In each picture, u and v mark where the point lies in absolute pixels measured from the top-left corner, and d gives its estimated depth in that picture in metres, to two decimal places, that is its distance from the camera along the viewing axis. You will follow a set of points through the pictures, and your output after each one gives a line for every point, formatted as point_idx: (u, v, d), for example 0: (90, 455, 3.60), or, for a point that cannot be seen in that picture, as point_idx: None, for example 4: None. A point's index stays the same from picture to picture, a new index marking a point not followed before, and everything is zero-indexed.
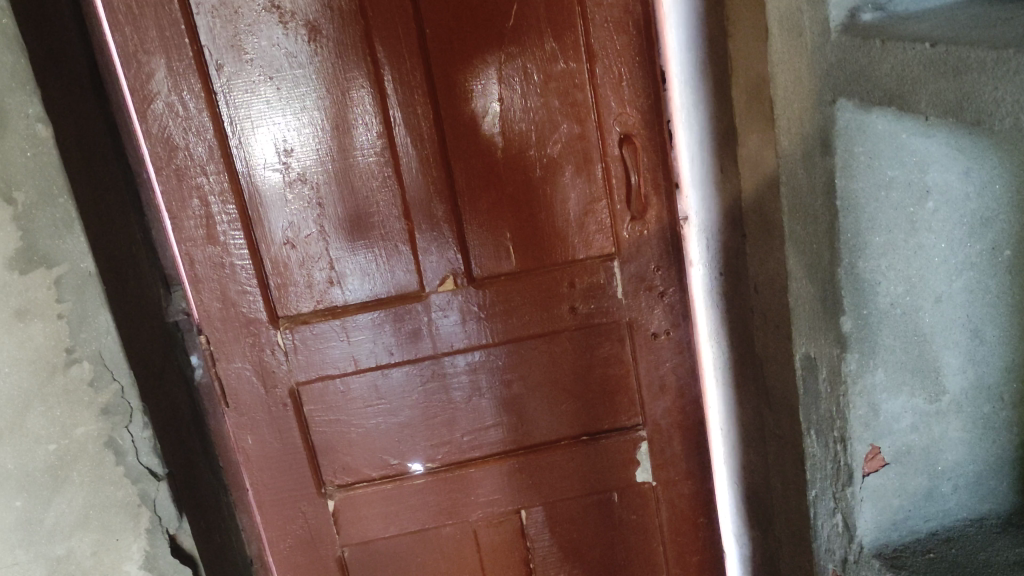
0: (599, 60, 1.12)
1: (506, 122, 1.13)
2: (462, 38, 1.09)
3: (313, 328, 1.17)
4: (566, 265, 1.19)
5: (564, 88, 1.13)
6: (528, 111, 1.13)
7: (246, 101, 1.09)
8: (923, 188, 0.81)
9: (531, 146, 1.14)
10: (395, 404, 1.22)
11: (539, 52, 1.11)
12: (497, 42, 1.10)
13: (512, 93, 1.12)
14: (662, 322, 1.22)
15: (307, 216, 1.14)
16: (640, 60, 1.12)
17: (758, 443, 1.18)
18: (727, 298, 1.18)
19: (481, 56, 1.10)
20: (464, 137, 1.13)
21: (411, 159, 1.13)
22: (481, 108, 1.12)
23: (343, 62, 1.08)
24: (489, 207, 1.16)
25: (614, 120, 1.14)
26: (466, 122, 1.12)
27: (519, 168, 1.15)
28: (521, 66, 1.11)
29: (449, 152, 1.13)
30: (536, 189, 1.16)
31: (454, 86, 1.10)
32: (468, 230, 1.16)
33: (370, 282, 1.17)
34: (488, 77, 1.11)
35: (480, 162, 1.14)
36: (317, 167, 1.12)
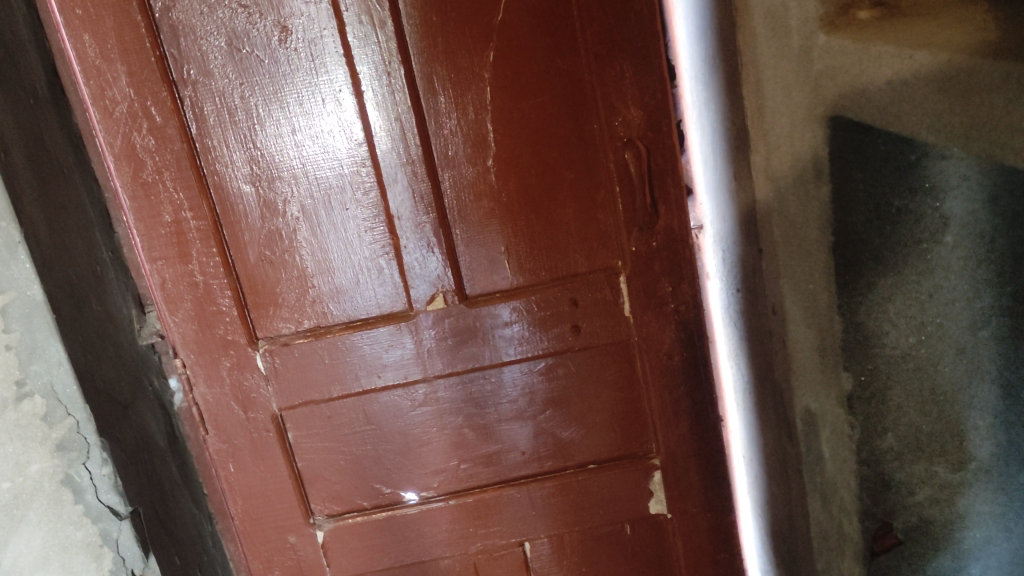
0: (600, 55, 1.01)
1: (498, 127, 1.03)
2: (447, 34, 0.99)
3: (296, 350, 1.09)
4: (568, 281, 1.09)
5: (562, 86, 1.02)
6: (522, 114, 1.03)
7: (214, 108, 1.01)
8: (936, 221, 0.75)
9: (525, 151, 1.04)
10: (385, 431, 1.13)
11: (531, 49, 1.01)
12: (486, 38, 1.00)
13: (502, 93, 1.02)
14: (675, 341, 1.12)
15: (284, 231, 1.06)
16: (644, 54, 1.01)
17: (780, 478, 1.06)
18: (745, 316, 1.07)
19: (467, 55, 1.00)
20: (452, 142, 1.03)
21: (394, 166, 1.04)
22: (470, 112, 1.02)
23: (318, 66, 0.99)
24: (483, 218, 1.07)
25: (617, 121, 1.04)
26: (454, 127, 1.03)
27: (513, 176, 1.05)
28: (513, 64, 1.01)
29: (437, 161, 1.04)
30: (533, 199, 1.06)
31: (438, 88, 1.01)
32: (462, 244, 1.08)
33: (354, 301, 1.09)
34: (476, 77, 1.01)
35: (471, 170, 1.05)
36: (293, 178, 1.04)
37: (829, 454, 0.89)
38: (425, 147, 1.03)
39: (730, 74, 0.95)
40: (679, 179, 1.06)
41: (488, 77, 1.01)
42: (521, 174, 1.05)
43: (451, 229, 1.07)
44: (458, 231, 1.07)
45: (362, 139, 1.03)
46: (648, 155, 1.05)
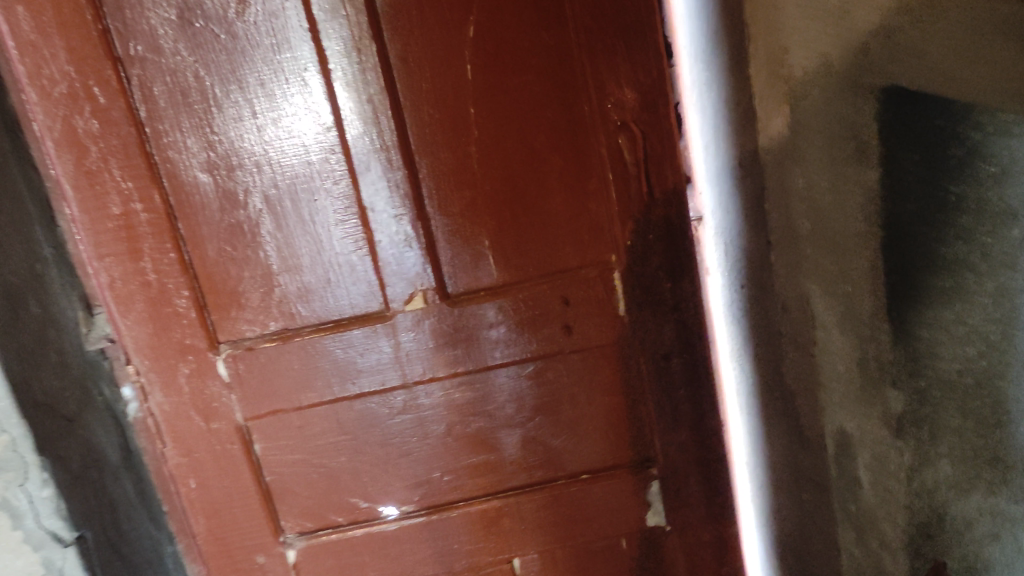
0: (591, 28, 0.92)
1: (480, 109, 0.94)
2: (422, 7, 0.90)
3: (261, 355, 1.00)
4: (558, 277, 1.00)
5: (549, 64, 0.93)
6: (506, 95, 0.94)
7: (166, 89, 0.91)
8: (1001, 211, 0.77)
9: (510, 136, 0.95)
10: (360, 441, 1.04)
11: (515, 23, 0.91)
12: (466, 11, 0.91)
13: (484, 71, 0.93)
14: (674, 341, 1.03)
15: (246, 224, 0.96)
16: (639, 28, 0.92)
17: (814, 487, 0.98)
18: (750, 313, 0.99)
19: (445, 30, 0.91)
20: (429, 126, 0.94)
21: (366, 152, 0.94)
22: (449, 92, 0.93)
23: (281, 41, 0.90)
24: (465, 209, 0.97)
25: (610, 102, 0.95)
26: (432, 110, 0.93)
27: (497, 163, 0.96)
28: (495, 39, 0.92)
29: (415, 147, 0.95)
30: (519, 188, 0.97)
31: (413, 67, 0.92)
32: (443, 239, 0.98)
33: (325, 300, 0.99)
34: (456, 55, 0.92)
35: (451, 157, 0.95)
36: (254, 166, 0.94)
37: (867, 482, 0.89)
38: (400, 131, 0.94)
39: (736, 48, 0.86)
40: (678, 165, 0.98)
41: (468, 55, 0.92)
42: (506, 160, 0.96)
43: (430, 221, 0.98)
44: (437, 224, 0.98)
45: (330, 123, 0.93)
46: (645, 139, 0.96)
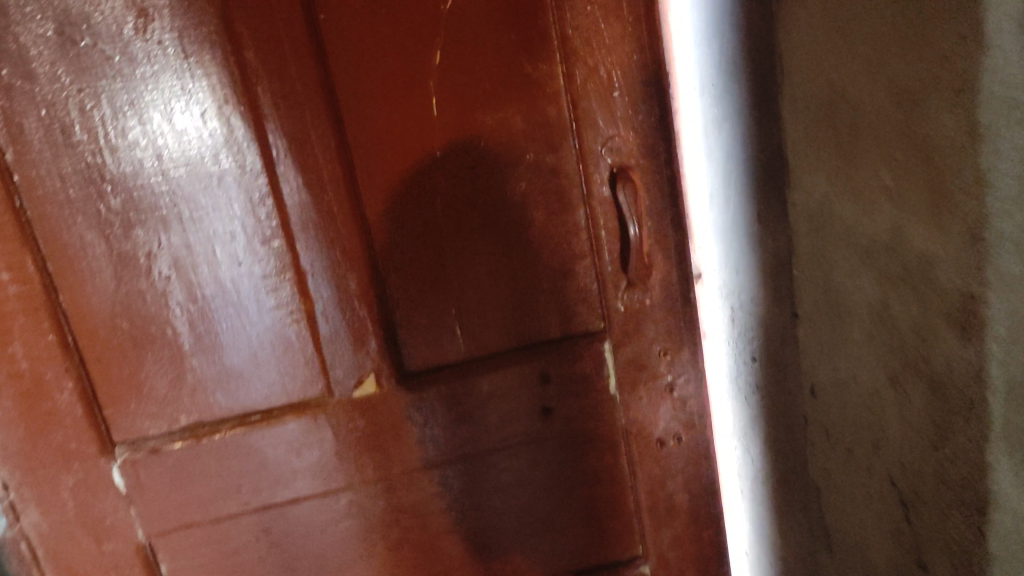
0: (580, 56, 0.76)
1: (448, 156, 0.77)
2: (374, 27, 0.72)
3: (168, 457, 0.80)
4: (538, 353, 0.84)
5: (531, 98, 0.76)
6: (479, 139, 0.77)
7: (41, 126, 0.70)
8: None
9: (482, 184, 0.78)
10: (295, 555, 0.85)
11: (490, 52, 0.75)
12: (428, 33, 0.73)
13: (451, 105, 0.75)
14: (669, 422, 0.88)
15: (149, 296, 0.76)
16: (640, 60, 0.77)
17: None
18: (763, 391, 0.85)
19: (405, 60, 0.73)
20: (383, 172, 0.76)
21: (304, 205, 0.75)
22: (407, 136, 0.75)
23: (194, 67, 0.70)
24: (427, 272, 0.80)
25: (602, 143, 0.78)
26: (388, 157, 0.76)
27: (466, 216, 0.79)
28: (466, 71, 0.75)
29: (365, 203, 0.77)
30: (492, 249, 0.80)
31: (364, 104, 0.74)
32: (399, 309, 0.80)
33: (251, 387, 0.80)
34: (416, 86, 0.74)
35: (411, 209, 0.78)
36: (159, 224, 0.74)
37: None
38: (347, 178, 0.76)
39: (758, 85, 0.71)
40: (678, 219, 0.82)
41: (431, 85, 0.75)
42: (476, 213, 0.79)
43: (383, 287, 0.80)
44: (391, 290, 0.80)
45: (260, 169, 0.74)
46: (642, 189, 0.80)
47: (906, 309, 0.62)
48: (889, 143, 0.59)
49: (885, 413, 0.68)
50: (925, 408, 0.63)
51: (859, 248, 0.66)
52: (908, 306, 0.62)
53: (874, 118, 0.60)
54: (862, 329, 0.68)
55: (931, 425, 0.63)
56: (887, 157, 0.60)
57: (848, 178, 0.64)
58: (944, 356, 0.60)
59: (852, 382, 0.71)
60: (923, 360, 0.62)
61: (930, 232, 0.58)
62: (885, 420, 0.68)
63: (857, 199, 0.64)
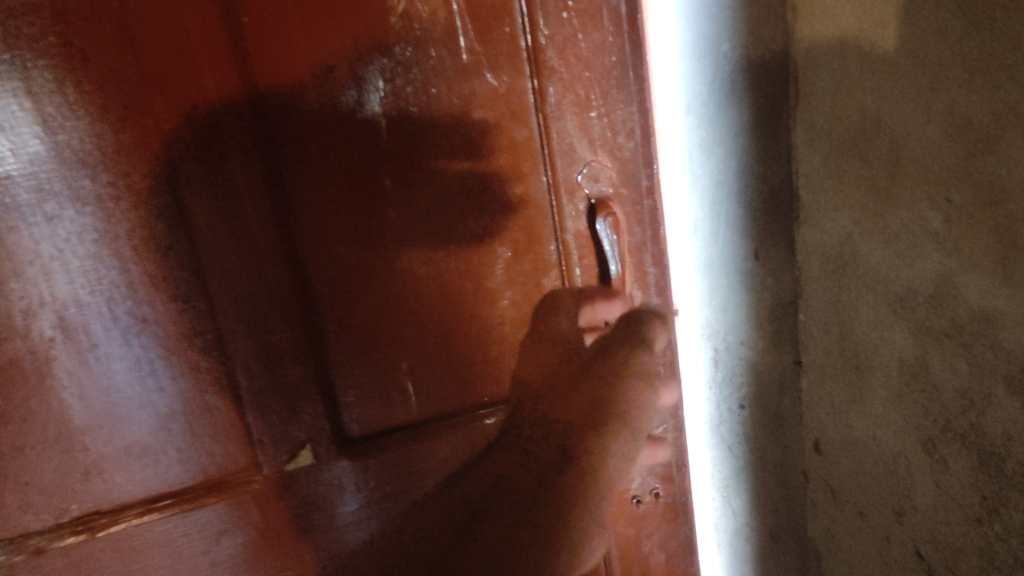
0: (556, 70, 0.65)
1: (401, 190, 0.64)
2: (310, 31, 0.58)
3: (53, 559, 0.63)
4: (503, 407, 0.73)
5: (499, 118, 0.65)
6: (437, 168, 0.65)
7: None
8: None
9: (439, 218, 0.66)
10: None
11: (454, 65, 0.63)
12: (375, 39, 0.60)
13: (403, 126, 0.63)
14: (645, 477, 0.79)
15: (28, 362, 0.58)
16: (621, 75, 0.68)
17: None
18: (752, 441, 0.77)
19: (350, 74, 0.60)
20: (327, 211, 0.62)
21: (221, 259, 0.60)
22: (354, 166, 0.62)
23: (81, 71, 0.54)
24: (372, 326, 0.66)
25: (580, 169, 0.69)
26: (330, 192, 0.62)
27: (421, 257, 0.66)
28: (424, 87, 0.62)
29: (301, 250, 0.62)
30: (452, 295, 0.68)
31: (300, 127, 0.60)
32: (339, 371, 0.66)
33: (161, 468, 0.64)
34: (361, 103, 0.61)
35: (355, 252, 0.64)
36: (39, 271, 0.56)
37: None
38: (271, 222, 0.60)
39: (771, 99, 0.64)
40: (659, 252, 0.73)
41: (379, 102, 0.61)
42: (433, 252, 0.67)
43: (320, 351, 0.65)
44: (328, 351, 0.66)
45: (164, 211, 0.58)
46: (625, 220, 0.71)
47: (950, 367, 0.54)
48: (943, 183, 0.50)
49: (913, 480, 0.60)
50: (969, 478, 0.55)
51: (888, 297, 0.57)
52: (953, 364, 0.54)
53: (922, 150, 0.51)
54: (888, 387, 0.60)
55: (977, 498, 0.55)
56: (938, 198, 0.51)
57: (879, 218, 0.56)
58: (1001, 424, 0.51)
59: (871, 442, 0.63)
60: (970, 427, 0.54)
61: (987, 283, 0.49)
62: (912, 488, 0.60)
63: (890, 243, 0.56)
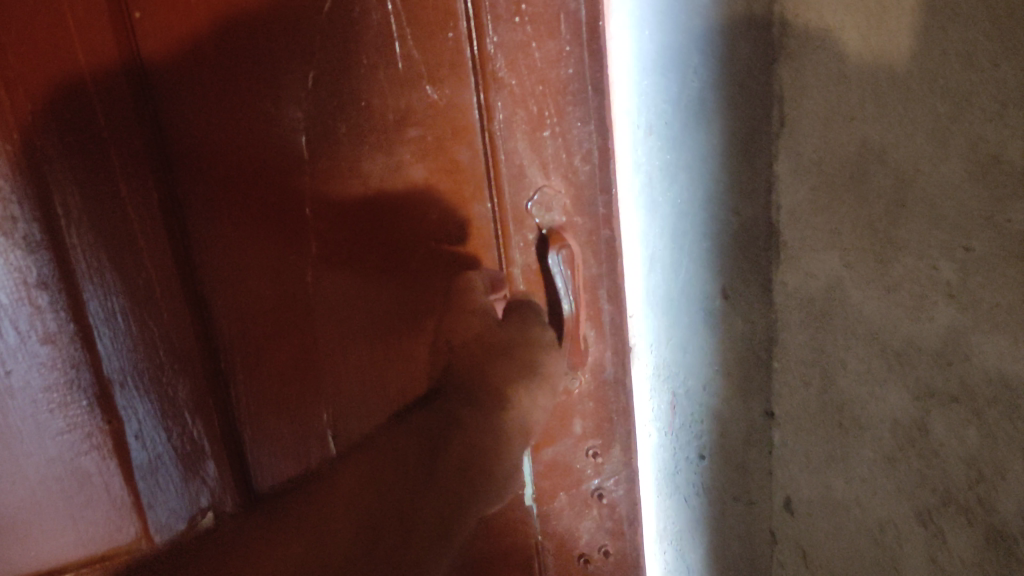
0: (505, 83, 0.56)
1: (330, 218, 0.55)
2: (216, 38, 0.49)
3: None
4: None
5: (439, 138, 0.56)
6: (373, 195, 0.55)
7: None
8: None
9: (373, 250, 0.56)
10: None
11: (395, 76, 0.53)
12: (291, 45, 0.50)
13: (326, 146, 0.53)
14: (596, 533, 0.71)
15: None
16: (575, 94, 0.58)
17: None
18: (715, 491, 0.71)
19: (264, 87, 0.51)
20: (242, 239, 0.53)
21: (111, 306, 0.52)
22: (273, 189, 0.53)
23: None
24: (291, 376, 0.57)
25: (531, 196, 0.59)
26: (246, 218, 0.53)
27: (348, 296, 0.57)
28: (361, 101, 0.53)
29: (211, 283, 0.53)
30: (385, 340, 0.59)
31: (206, 147, 0.51)
32: (256, 427, 0.58)
33: (35, 543, 0.55)
34: (277, 121, 0.52)
35: (272, 292, 0.55)
36: None
37: None
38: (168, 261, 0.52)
39: (748, 131, 0.58)
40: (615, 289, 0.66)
41: (299, 120, 0.52)
42: (362, 291, 0.57)
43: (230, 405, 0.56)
44: (238, 404, 0.57)
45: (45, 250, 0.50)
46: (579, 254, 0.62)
47: (957, 435, 0.48)
48: (961, 230, 0.44)
49: (902, 552, 0.53)
50: (971, 556, 0.49)
51: (884, 350, 0.51)
52: (959, 431, 0.47)
53: (935, 192, 0.45)
54: (878, 448, 0.54)
55: None
56: (953, 245, 0.45)
57: (877, 262, 0.50)
58: (1015, 502, 0.45)
59: (854, 505, 0.57)
60: (978, 503, 0.47)
61: (1006, 344, 0.43)
62: (900, 561, 0.54)
63: (891, 291, 0.49)
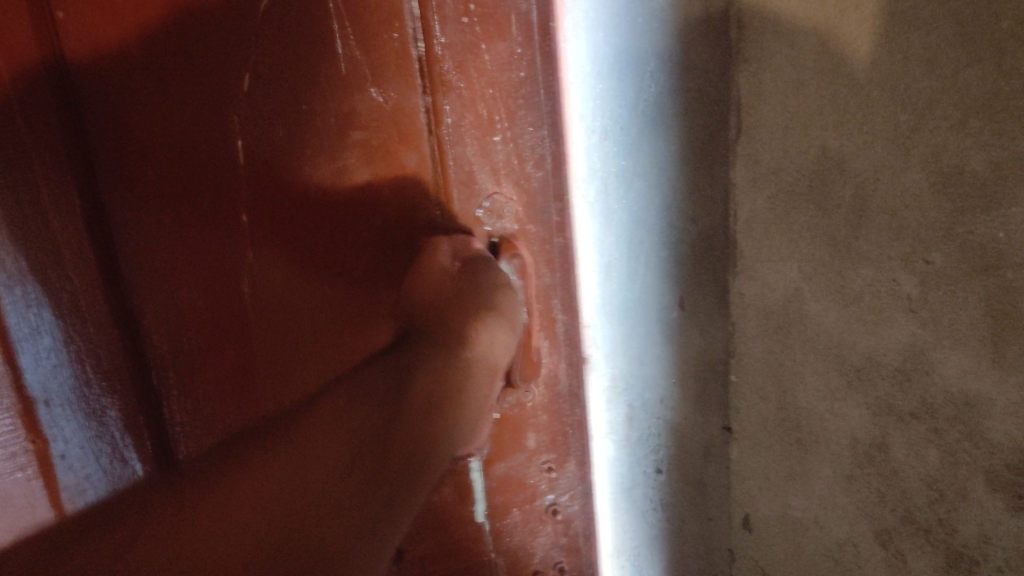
0: (455, 86, 0.55)
1: (274, 223, 0.54)
2: (142, 35, 0.47)
3: None
4: None
5: (385, 142, 0.54)
6: (319, 199, 0.54)
7: None
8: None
9: (319, 252, 0.55)
10: None
11: (331, 76, 0.51)
12: (224, 45, 0.49)
13: (264, 150, 0.52)
14: (550, 550, 0.70)
15: None
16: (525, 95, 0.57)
17: None
18: (675, 506, 0.69)
19: (195, 85, 0.49)
20: (174, 239, 0.52)
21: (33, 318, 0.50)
22: (213, 189, 0.52)
23: None
24: (233, 379, 0.57)
25: (482, 203, 0.59)
26: (182, 220, 0.52)
27: (294, 301, 0.56)
28: (295, 100, 0.51)
29: (141, 287, 0.52)
30: (332, 342, 0.58)
31: (133, 150, 0.49)
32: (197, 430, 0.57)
33: None
34: (208, 123, 0.50)
35: (212, 297, 0.54)
36: None
37: None
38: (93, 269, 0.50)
39: (703, 140, 0.56)
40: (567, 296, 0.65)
41: (234, 122, 0.51)
42: (304, 294, 0.56)
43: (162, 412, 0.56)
44: (174, 410, 0.56)
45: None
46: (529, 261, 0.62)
47: (917, 454, 0.46)
48: (921, 243, 0.43)
49: (862, 573, 0.52)
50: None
51: (842, 366, 0.50)
52: (918, 450, 0.46)
53: (896, 203, 0.43)
54: (837, 466, 0.52)
55: None
56: (912, 258, 0.43)
57: (836, 274, 0.48)
58: (976, 524, 0.43)
59: (812, 524, 0.55)
60: (938, 524, 0.46)
61: (968, 361, 0.42)
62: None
63: (850, 305, 0.48)
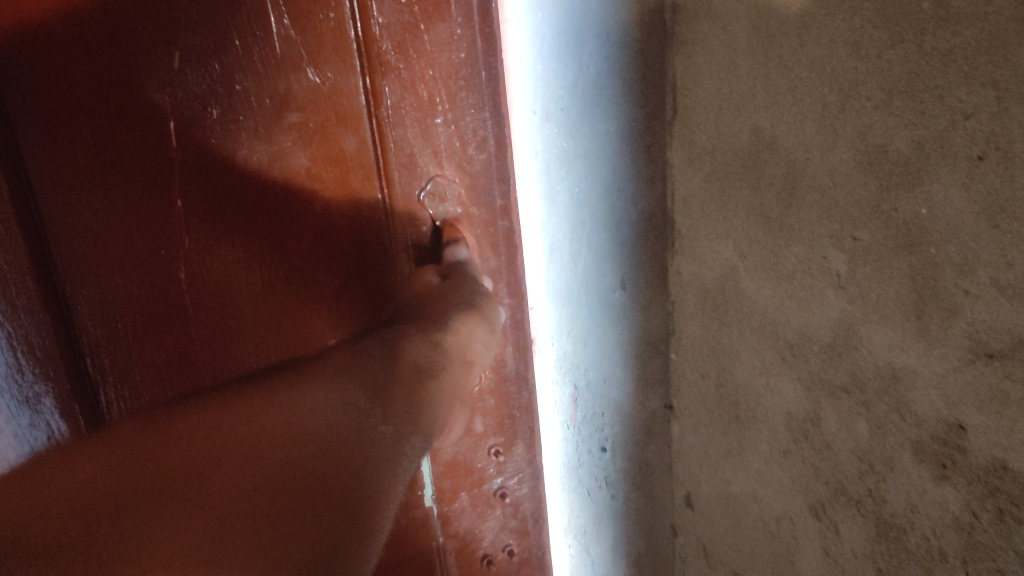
0: (393, 66, 0.57)
1: (213, 206, 0.56)
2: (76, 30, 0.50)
3: None
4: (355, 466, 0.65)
5: (324, 123, 0.56)
6: (263, 188, 0.57)
7: None
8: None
9: (262, 238, 0.58)
10: None
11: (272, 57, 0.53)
12: (153, 40, 0.51)
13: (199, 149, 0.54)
14: (498, 533, 0.72)
15: None
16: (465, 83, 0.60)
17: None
18: (622, 485, 0.70)
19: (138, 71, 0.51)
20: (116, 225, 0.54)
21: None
22: (159, 180, 0.54)
23: None
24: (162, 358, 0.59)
25: (424, 186, 0.61)
26: (121, 209, 0.54)
27: (236, 282, 0.59)
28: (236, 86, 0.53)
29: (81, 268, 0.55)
30: (277, 318, 0.61)
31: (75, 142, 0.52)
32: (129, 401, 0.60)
33: None
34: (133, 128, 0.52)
35: (146, 276, 0.56)
36: None
37: None
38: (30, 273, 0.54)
39: (642, 122, 0.58)
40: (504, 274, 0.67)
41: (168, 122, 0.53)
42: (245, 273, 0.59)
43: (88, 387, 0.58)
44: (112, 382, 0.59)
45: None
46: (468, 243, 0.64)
47: (849, 428, 0.47)
48: (850, 220, 0.43)
49: (797, 545, 0.53)
50: (863, 549, 0.48)
51: (777, 343, 0.51)
52: (848, 423, 0.47)
53: (824, 183, 0.44)
54: (772, 442, 0.53)
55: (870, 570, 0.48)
56: (842, 236, 0.44)
57: (770, 254, 0.49)
58: (904, 492, 0.45)
59: (750, 498, 0.56)
60: (868, 494, 0.47)
61: (894, 336, 0.43)
62: (795, 553, 0.53)
63: (783, 284, 0.49)
